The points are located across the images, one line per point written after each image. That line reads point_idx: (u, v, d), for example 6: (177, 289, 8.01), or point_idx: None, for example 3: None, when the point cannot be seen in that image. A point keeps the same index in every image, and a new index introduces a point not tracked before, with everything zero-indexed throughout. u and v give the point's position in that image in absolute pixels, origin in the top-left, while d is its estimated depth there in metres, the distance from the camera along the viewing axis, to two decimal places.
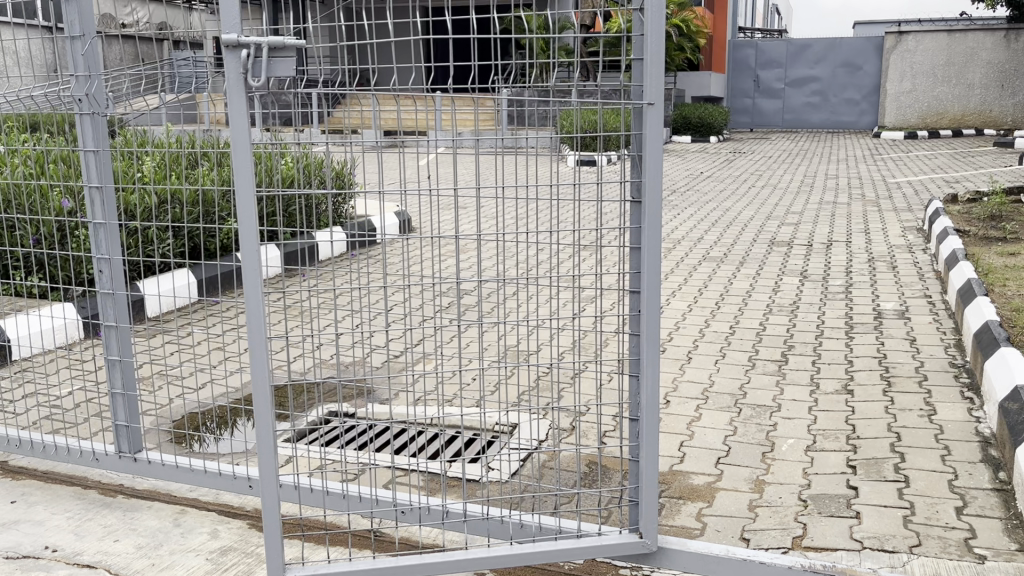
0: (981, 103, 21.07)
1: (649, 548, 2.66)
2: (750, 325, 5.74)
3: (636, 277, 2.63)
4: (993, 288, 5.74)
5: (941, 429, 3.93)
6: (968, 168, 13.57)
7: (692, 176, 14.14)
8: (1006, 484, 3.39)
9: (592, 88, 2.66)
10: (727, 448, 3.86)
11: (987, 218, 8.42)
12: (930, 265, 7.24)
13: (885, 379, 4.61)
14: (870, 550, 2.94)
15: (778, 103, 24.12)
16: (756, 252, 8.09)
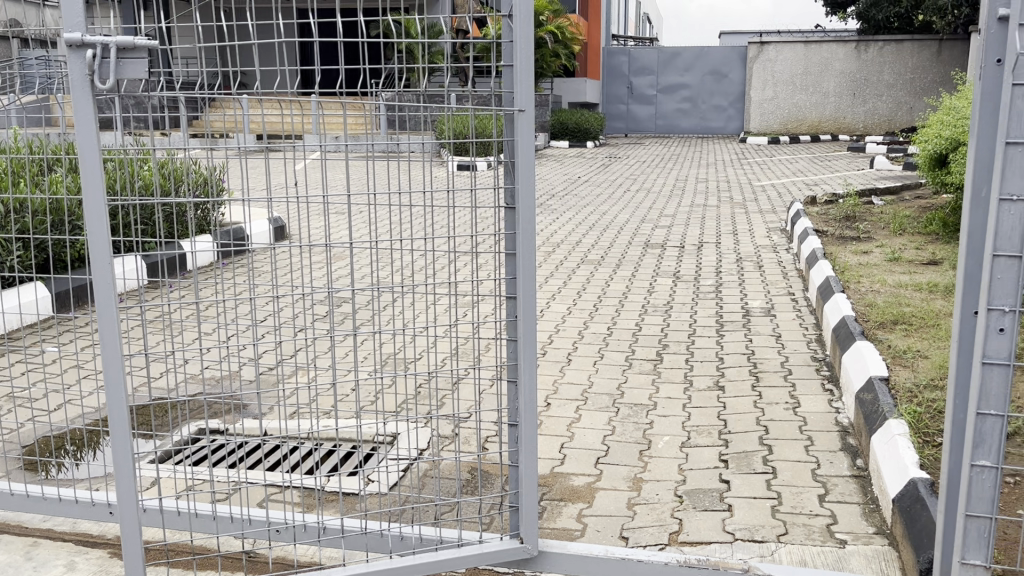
0: (836, 110, 22.39)
1: (530, 552, 2.67)
2: (626, 326, 5.87)
3: (512, 283, 2.62)
4: (849, 285, 6.08)
5: (804, 421, 4.12)
6: (824, 171, 14.35)
7: (570, 180, 14.39)
8: (864, 470, 3.59)
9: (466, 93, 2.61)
10: (606, 448, 3.92)
11: (843, 219, 8.92)
12: (793, 264, 7.61)
13: (753, 375, 4.80)
14: (742, 542, 3.05)
15: (650, 109, 24.78)
16: (631, 254, 8.28)
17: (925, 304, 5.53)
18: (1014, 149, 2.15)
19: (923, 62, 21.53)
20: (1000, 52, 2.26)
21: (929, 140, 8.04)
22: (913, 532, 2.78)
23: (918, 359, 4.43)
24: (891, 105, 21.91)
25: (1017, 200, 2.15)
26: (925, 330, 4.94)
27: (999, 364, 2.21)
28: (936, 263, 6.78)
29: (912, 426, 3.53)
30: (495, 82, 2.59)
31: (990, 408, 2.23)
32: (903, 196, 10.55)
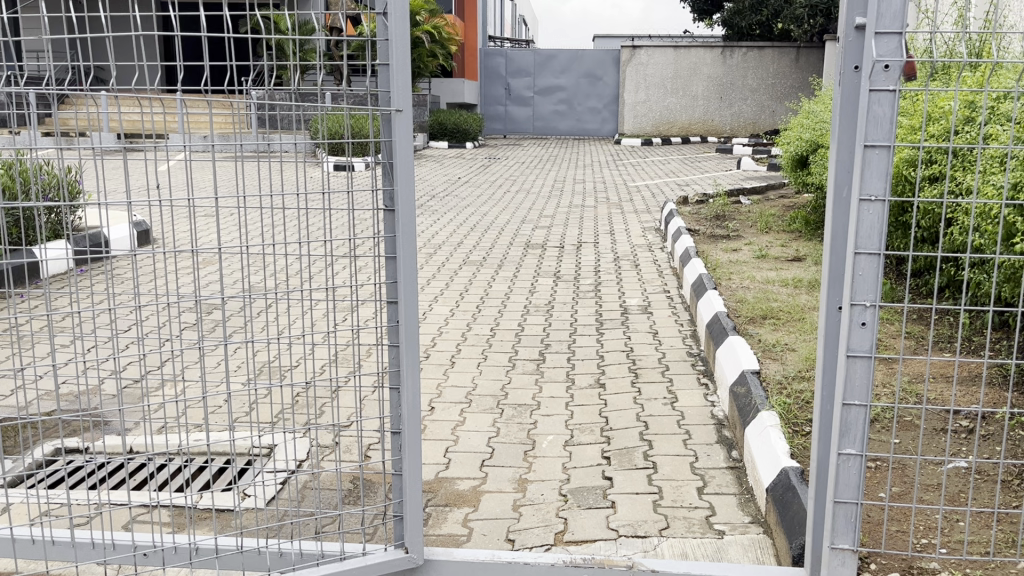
0: (704, 113, 23.26)
1: (415, 562, 2.62)
2: (509, 327, 5.87)
3: (392, 287, 2.56)
4: (720, 282, 6.31)
5: (682, 415, 4.24)
6: (695, 172, 14.88)
7: (449, 181, 14.35)
8: (738, 461, 3.72)
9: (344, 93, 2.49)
10: (491, 450, 3.90)
11: (713, 218, 9.25)
12: (668, 262, 7.83)
13: (633, 372, 4.90)
14: (625, 538, 3.09)
15: (528, 110, 25.05)
16: (511, 255, 8.32)
17: (791, 299, 5.79)
18: (872, 151, 2.25)
19: (783, 68, 22.67)
20: (857, 59, 2.37)
21: (790, 142, 8.48)
22: (786, 519, 2.89)
23: (786, 352, 4.63)
24: (755, 108, 22.96)
25: (876, 201, 2.26)
26: (792, 324, 5.18)
27: (862, 357, 2.32)
28: (799, 259, 7.12)
29: (782, 417, 3.68)
30: (369, 80, 2.49)
31: (855, 398, 2.34)
32: (768, 196, 11.06)
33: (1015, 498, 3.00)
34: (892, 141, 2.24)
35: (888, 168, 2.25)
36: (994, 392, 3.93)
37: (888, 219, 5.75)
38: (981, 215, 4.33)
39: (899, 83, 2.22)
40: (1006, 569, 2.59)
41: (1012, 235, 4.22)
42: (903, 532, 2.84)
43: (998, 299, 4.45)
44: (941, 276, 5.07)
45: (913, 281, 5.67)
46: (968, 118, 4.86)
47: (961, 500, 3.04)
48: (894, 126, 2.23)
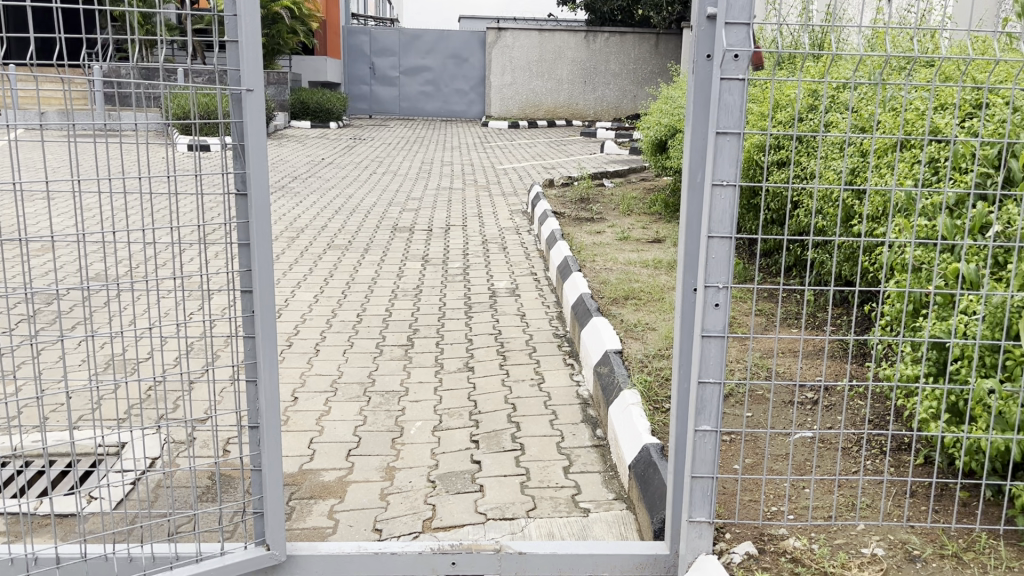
0: (568, 97, 23.62)
1: (277, 558, 2.54)
2: (376, 312, 5.78)
3: (246, 276, 2.45)
4: (585, 264, 6.43)
5: (549, 396, 4.30)
6: (560, 155, 15.11)
7: (312, 162, 13.96)
8: (602, 439, 3.81)
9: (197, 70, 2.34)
10: (357, 439, 3.83)
11: (578, 201, 9.41)
12: (535, 244, 7.91)
13: (501, 355, 4.92)
14: (493, 521, 3.11)
15: (394, 90, 24.69)
16: (378, 238, 8.19)
17: (651, 280, 5.97)
18: (723, 138, 2.33)
19: (643, 54, 23.29)
20: (709, 48, 2.43)
21: (650, 127, 8.72)
22: (647, 494, 2.99)
23: (647, 332, 4.78)
24: (617, 92, 23.50)
25: (727, 186, 2.34)
26: (652, 304, 5.34)
27: (716, 337, 2.40)
28: (660, 241, 7.35)
29: (643, 394, 3.79)
30: (217, 58, 2.35)
31: (710, 376, 2.42)
32: (630, 179, 11.35)
33: (854, 464, 3.22)
34: (742, 129, 2.32)
35: (738, 155, 2.33)
36: (835, 365, 4.20)
37: (740, 202, 6.02)
38: (823, 198, 4.59)
39: (748, 72, 2.30)
40: (846, 530, 2.77)
41: (850, 217, 4.50)
42: (755, 500, 2.99)
43: (838, 277, 4.75)
44: (788, 256, 5.36)
45: (763, 261, 5.97)
46: (811, 106, 5.13)
47: (806, 468, 3.22)
48: (744, 114, 2.31)
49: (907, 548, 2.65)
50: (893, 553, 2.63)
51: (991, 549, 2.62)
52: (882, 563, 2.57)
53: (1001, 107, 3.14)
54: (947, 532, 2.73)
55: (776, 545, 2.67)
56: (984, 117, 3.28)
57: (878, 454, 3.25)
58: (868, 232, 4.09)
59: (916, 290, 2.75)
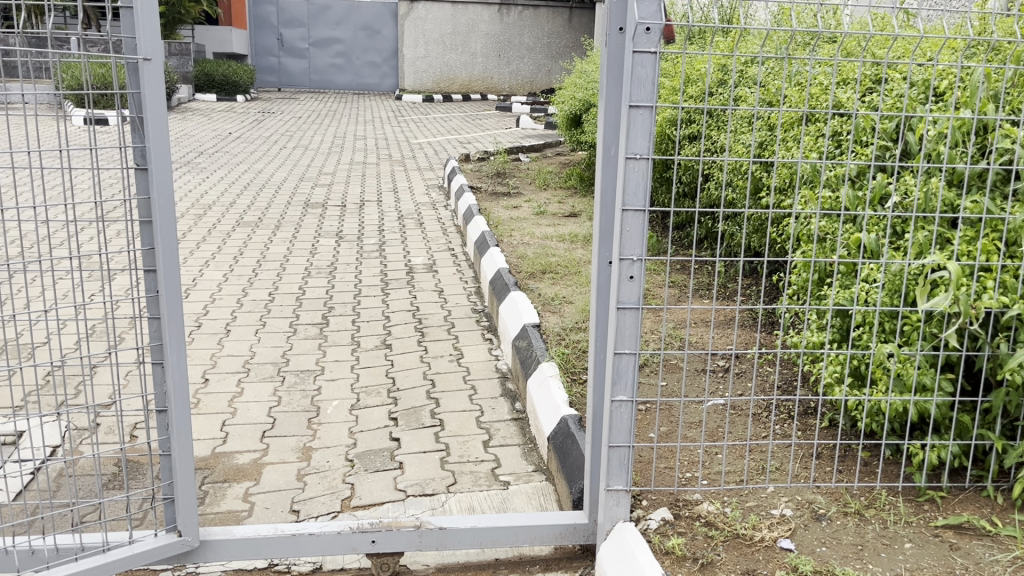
0: (483, 71, 23.48)
1: (190, 544, 2.47)
2: (289, 291, 5.65)
3: (149, 254, 2.35)
4: (502, 239, 6.43)
5: (468, 370, 4.30)
6: (475, 130, 15.02)
7: (219, 136, 13.53)
8: (521, 413, 3.83)
9: (93, 38, 2.20)
10: (272, 420, 3.75)
11: (494, 175, 9.37)
12: (452, 220, 7.87)
13: (418, 331, 4.88)
14: (413, 498, 3.10)
15: (304, 63, 24.06)
16: (291, 214, 8.00)
17: (568, 253, 6.01)
18: (636, 111, 2.34)
19: (557, 28, 23.31)
20: (621, 21, 2.43)
21: (565, 101, 8.75)
22: (565, 465, 3.02)
23: (564, 305, 4.82)
24: (531, 67, 23.46)
25: (640, 159, 2.36)
26: (569, 278, 5.38)
27: (631, 308, 2.43)
28: (575, 215, 7.40)
29: (561, 366, 3.83)
30: (111, 25, 2.22)
31: (625, 347, 2.45)
32: (546, 154, 11.39)
33: (764, 429, 3.33)
34: (654, 102, 2.33)
35: (651, 128, 2.35)
36: (745, 334, 4.32)
37: (653, 176, 6.11)
38: (733, 171, 4.70)
39: (659, 45, 2.31)
40: (756, 493, 2.86)
41: (758, 189, 4.62)
42: (670, 468, 3.06)
43: (748, 249, 4.88)
44: (700, 229, 5.47)
45: (676, 234, 6.08)
46: (721, 81, 5.22)
47: (718, 435, 3.32)
48: (656, 88, 2.33)
49: (813, 507, 2.76)
50: (800, 513, 2.73)
51: (891, 506, 2.75)
52: (790, 523, 2.67)
53: (898, 82, 3.26)
54: (851, 491, 2.85)
55: (690, 510, 2.74)
56: (883, 92, 3.40)
57: (786, 419, 3.37)
58: (775, 204, 4.21)
59: (821, 260, 2.85)
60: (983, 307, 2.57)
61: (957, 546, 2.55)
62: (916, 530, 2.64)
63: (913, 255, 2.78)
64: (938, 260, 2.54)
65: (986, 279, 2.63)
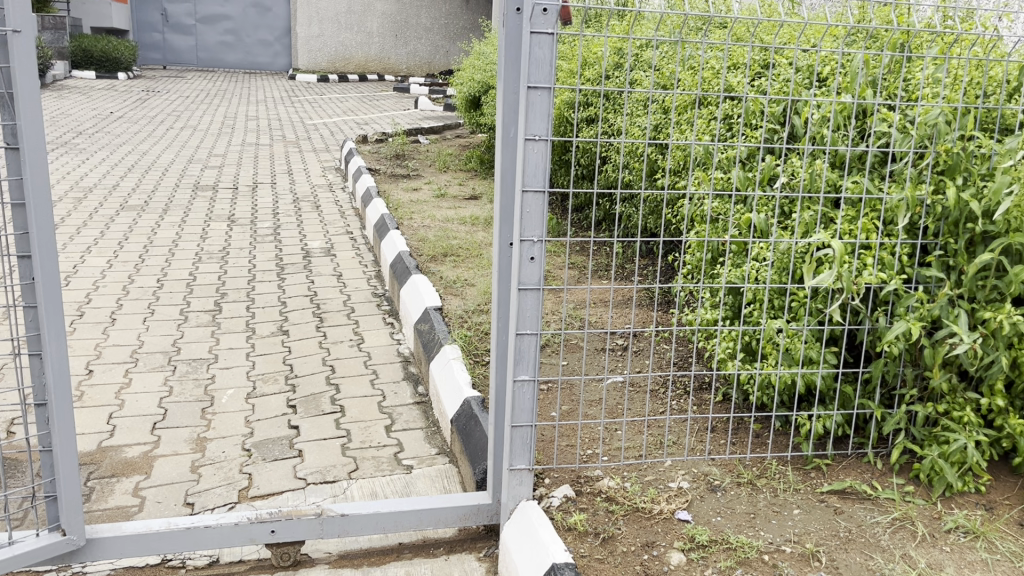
0: (380, 51, 23.10)
1: (76, 543, 2.35)
2: (178, 277, 5.44)
3: (23, 239, 2.20)
4: (402, 222, 6.35)
5: (368, 355, 4.24)
6: (372, 111, 14.78)
7: (99, 116, 12.85)
8: (424, 396, 3.81)
9: None
10: (163, 411, 3.61)
11: (393, 157, 9.25)
12: (349, 202, 7.72)
13: (317, 317, 4.78)
14: (314, 485, 3.04)
15: (190, 40, 23.07)
16: (179, 198, 7.68)
17: (469, 236, 6.00)
18: (534, 93, 2.34)
19: (455, 9, 23.14)
20: (518, 2, 2.42)
21: (463, 83, 8.70)
22: (468, 447, 3.02)
23: (466, 288, 4.81)
24: (429, 48, 23.23)
25: (539, 140, 2.37)
26: (471, 261, 5.37)
27: (532, 289, 2.44)
28: (475, 198, 7.38)
29: (463, 348, 3.83)
30: None
31: (527, 328, 2.46)
32: (445, 136, 11.31)
33: (661, 405, 3.41)
34: (552, 83, 2.34)
35: (549, 110, 2.36)
36: (642, 313, 4.42)
37: (552, 158, 6.15)
38: (629, 153, 4.78)
39: (556, 26, 2.32)
40: (655, 467, 2.94)
41: (654, 171, 4.71)
42: (571, 445, 3.10)
43: (644, 230, 4.98)
44: (598, 211, 5.55)
45: (575, 216, 6.14)
46: (617, 64, 5.29)
47: (618, 412, 3.39)
48: (553, 69, 2.33)
49: (708, 479, 2.85)
50: (696, 485, 2.82)
51: (781, 475, 2.87)
52: (687, 495, 2.76)
53: (785, 68, 3.38)
54: (743, 462, 2.96)
55: (591, 487, 2.79)
56: (770, 77, 3.51)
57: (681, 394, 3.47)
58: (670, 185, 4.30)
59: (714, 239, 2.94)
60: (864, 283, 2.70)
61: (841, 510, 2.68)
62: (804, 497, 2.76)
63: (799, 234, 2.89)
64: (822, 238, 2.66)
65: (866, 257, 2.77)
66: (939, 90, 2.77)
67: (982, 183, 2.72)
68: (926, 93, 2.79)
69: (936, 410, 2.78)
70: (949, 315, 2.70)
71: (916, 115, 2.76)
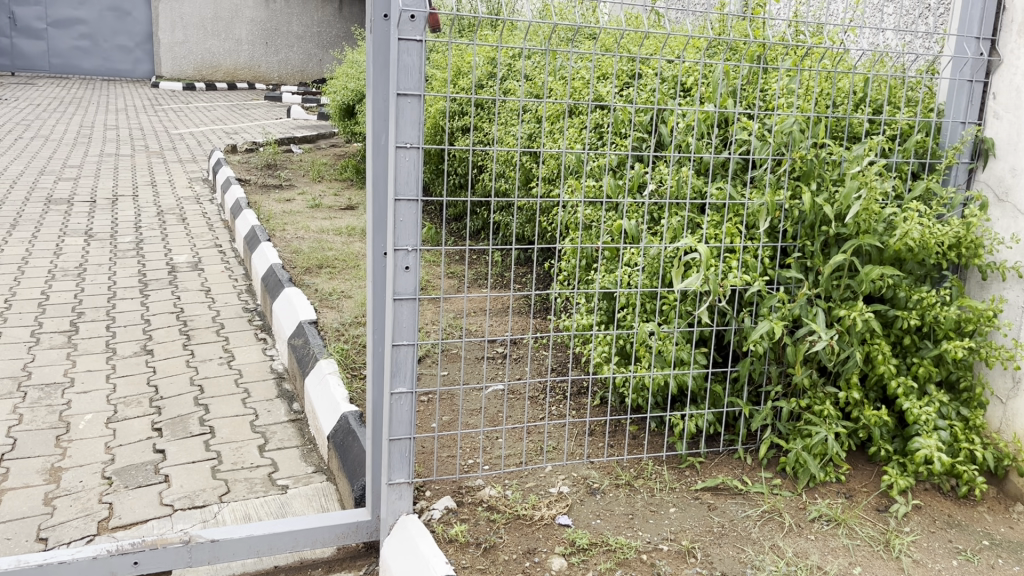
0: (249, 59, 22.51)
1: None
2: (29, 296, 5.08)
3: None
4: (274, 233, 6.17)
5: (240, 373, 4.08)
6: (242, 120, 14.33)
7: None
8: (299, 413, 3.69)
9: None
10: (12, 441, 3.35)
11: (264, 167, 8.98)
12: (218, 214, 7.44)
13: (183, 334, 4.56)
14: (181, 512, 2.89)
15: (42, 46, 21.37)
16: (29, 212, 7.19)
17: (345, 247, 5.89)
18: (404, 100, 2.31)
19: (327, 17, 22.88)
20: (385, 8, 2.38)
21: (337, 91, 8.55)
22: (346, 463, 2.95)
23: (342, 300, 4.71)
24: (301, 56, 22.90)
25: (411, 148, 2.34)
26: (347, 272, 5.27)
27: (407, 299, 2.41)
28: (352, 208, 7.26)
29: (340, 363, 3.74)
30: None
31: (403, 339, 2.42)
32: (320, 145, 11.09)
33: (540, 411, 3.44)
34: (422, 91, 2.32)
35: (420, 117, 2.33)
36: (521, 320, 4.44)
37: (427, 167, 6.13)
38: (504, 162, 4.82)
39: (424, 33, 2.30)
40: (535, 473, 2.95)
41: (529, 179, 4.77)
42: (452, 456, 3.08)
43: (521, 238, 5.03)
44: (475, 219, 5.57)
45: (451, 225, 6.14)
46: (490, 74, 5.33)
47: (498, 420, 3.38)
48: (423, 76, 2.31)
49: (588, 482, 2.89)
50: (576, 489, 2.85)
51: (657, 474, 2.94)
52: (567, 499, 2.78)
53: (650, 78, 3.48)
54: (621, 463, 3.01)
55: (473, 497, 2.77)
56: (637, 87, 3.61)
57: (560, 399, 3.51)
58: (544, 193, 4.36)
59: (587, 246, 2.98)
60: (729, 285, 2.80)
61: (714, 506, 2.76)
62: (679, 495, 2.83)
63: (668, 239, 2.97)
64: (690, 243, 2.75)
65: (731, 260, 2.87)
66: (793, 100, 2.91)
67: (834, 188, 2.88)
68: (781, 102, 2.93)
69: (800, 405, 2.92)
70: (808, 313, 2.83)
71: (773, 123, 2.89)
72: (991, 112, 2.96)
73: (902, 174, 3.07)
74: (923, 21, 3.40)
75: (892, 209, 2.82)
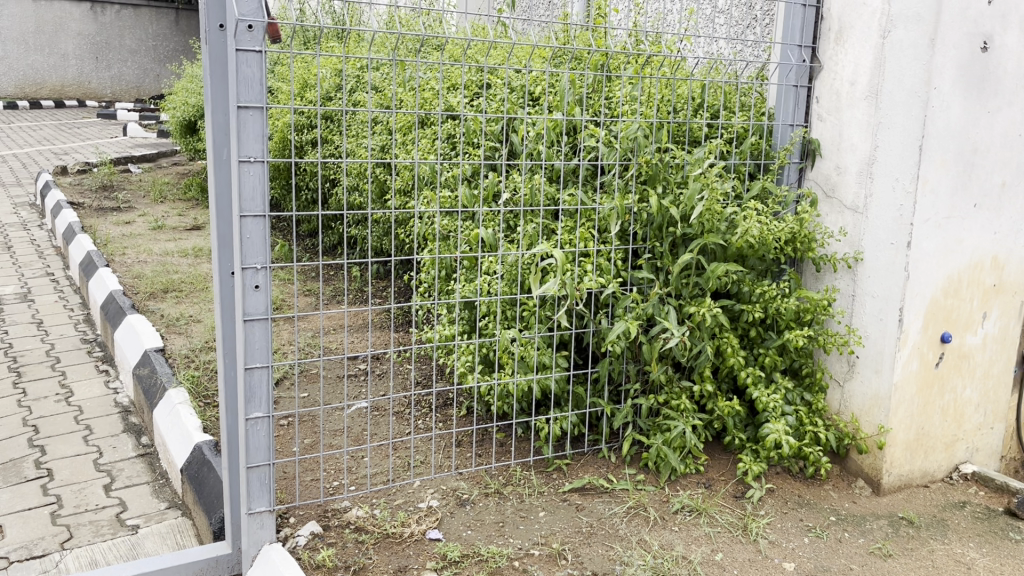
0: (78, 74, 21.10)
1: None
2: None
3: None
4: (113, 258, 5.80)
5: (80, 409, 3.80)
6: (72, 139, 13.45)
7: None
8: (148, 447, 3.47)
9: None
10: None
11: (99, 189, 8.44)
12: (48, 241, 6.93)
13: (13, 371, 4.21)
14: (18, 564, 2.65)
15: None
16: None
17: (191, 269, 5.61)
18: (246, 113, 2.22)
19: (163, 30, 22.03)
20: (220, 18, 2.28)
21: (176, 107, 8.16)
22: (201, 496, 2.80)
23: (191, 324, 4.49)
24: (136, 71, 21.84)
25: (255, 162, 2.25)
26: (196, 295, 5.02)
27: (259, 320, 2.31)
28: (198, 228, 6.95)
29: (191, 391, 3.55)
30: None
31: (256, 361, 2.32)
32: (161, 164, 10.56)
33: (406, 426, 3.39)
34: (264, 103, 2.23)
35: (263, 130, 2.24)
36: (382, 335, 4.37)
37: (278, 183, 5.94)
38: (356, 175, 4.74)
39: (264, 43, 2.21)
40: (404, 489, 2.90)
41: (385, 192, 4.71)
42: (315, 479, 2.98)
43: (378, 251, 4.96)
44: (330, 234, 5.45)
45: (306, 241, 5.98)
46: (339, 86, 5.22)
47: (363, 438, 3.31)
48: (265, 88, 2.23)
49: (457, 494, 2.87)
50: (445, 501, 2.82)
51: (525, 480, 2.96)
52: (437, 513, 2.74)
53: (499, 87, 3.52)
54: (489, 472, 3.01)
55: (339, 519, 2.69)
56: (486, 96, 3.64)
57: (426, 412, 3.47)
58: (399, 206, 4.31)
59: (445, 256, 2.97)
60: (585, 288, 2.85)
61: (582, 507, 2.80)
62: (548, 498, 2.85)
63: (525, 245, 3.00)
64: (545, 248, 2.79)
65: (586, 263, 2.93)
66: (637, 107, 3.00)
67: (679, 191, 2.99)
68: (625, 109, 3.02)
69: (657, 401, 3.01)
70: (661, 312, 2.93)
71: (618, 130, 2.97)
72: (816, 114, 3.15)
73: (741, 174, 3.25)
74: (752, 31, 3.60)
75: (733, 208, 2.96)
